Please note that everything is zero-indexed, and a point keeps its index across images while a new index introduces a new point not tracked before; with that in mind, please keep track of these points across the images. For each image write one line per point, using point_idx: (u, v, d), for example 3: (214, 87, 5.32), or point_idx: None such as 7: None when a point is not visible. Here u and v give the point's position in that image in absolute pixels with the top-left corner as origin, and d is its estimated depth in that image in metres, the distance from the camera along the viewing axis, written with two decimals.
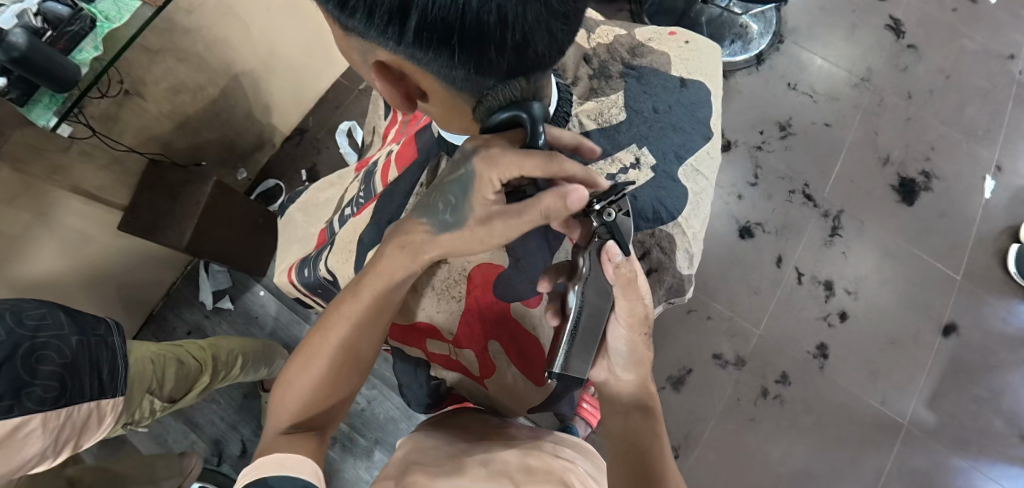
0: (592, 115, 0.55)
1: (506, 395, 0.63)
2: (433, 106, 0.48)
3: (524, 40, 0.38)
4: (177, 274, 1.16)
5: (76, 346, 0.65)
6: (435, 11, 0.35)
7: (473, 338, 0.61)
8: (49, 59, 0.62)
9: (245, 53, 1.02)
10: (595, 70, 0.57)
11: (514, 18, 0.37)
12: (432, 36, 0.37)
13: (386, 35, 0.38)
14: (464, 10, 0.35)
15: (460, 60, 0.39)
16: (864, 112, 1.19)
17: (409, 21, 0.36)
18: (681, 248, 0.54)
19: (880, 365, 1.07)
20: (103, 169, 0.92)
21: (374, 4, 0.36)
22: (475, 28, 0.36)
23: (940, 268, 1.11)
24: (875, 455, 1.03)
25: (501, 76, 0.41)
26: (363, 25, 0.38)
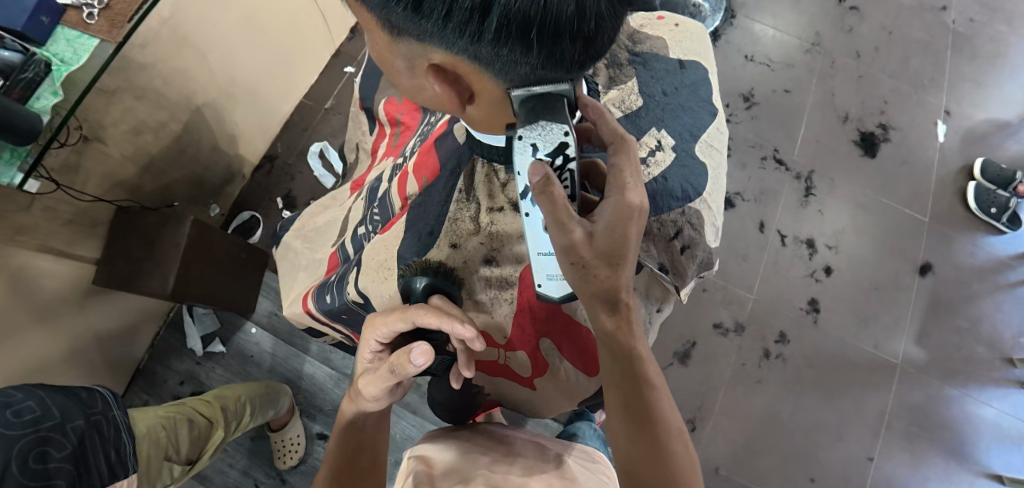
0: (616, 103, 0.56)
1: (557, 393, 0.62)
2: (477, 110, 0.48)
3: (594, 30, 0.39)
4: (160, 324, 1.10)
5: (77, 431, 0.63)
6: (517, 6, 0.36)
7: (526, 340, 0.58)
8: (8, 110, 0.59)
9: (205, 83, 0.98)
10: (607, 59, 0.57)
11: (591, 8, 0.37)
12: (511, 32, 0.37)
13: (461, 35, 0.37)
14: (545, 4, 0.36)
15: (534, 55, 0.39)
16: (819, 75, 1.25)
17: (490, 18, 0.36)
18: (708, 222, 0.55)
19: (868, 311, 1.13)
20: (69, 223, 0.86)
21: (454, 2, 0.35)
22: (554, 21, 0.37)
23: (908, 213, 1.17)
24: (875, 397, 1.09)
25: (566, 67, 0.41)
26: (437, 27, 0.37)
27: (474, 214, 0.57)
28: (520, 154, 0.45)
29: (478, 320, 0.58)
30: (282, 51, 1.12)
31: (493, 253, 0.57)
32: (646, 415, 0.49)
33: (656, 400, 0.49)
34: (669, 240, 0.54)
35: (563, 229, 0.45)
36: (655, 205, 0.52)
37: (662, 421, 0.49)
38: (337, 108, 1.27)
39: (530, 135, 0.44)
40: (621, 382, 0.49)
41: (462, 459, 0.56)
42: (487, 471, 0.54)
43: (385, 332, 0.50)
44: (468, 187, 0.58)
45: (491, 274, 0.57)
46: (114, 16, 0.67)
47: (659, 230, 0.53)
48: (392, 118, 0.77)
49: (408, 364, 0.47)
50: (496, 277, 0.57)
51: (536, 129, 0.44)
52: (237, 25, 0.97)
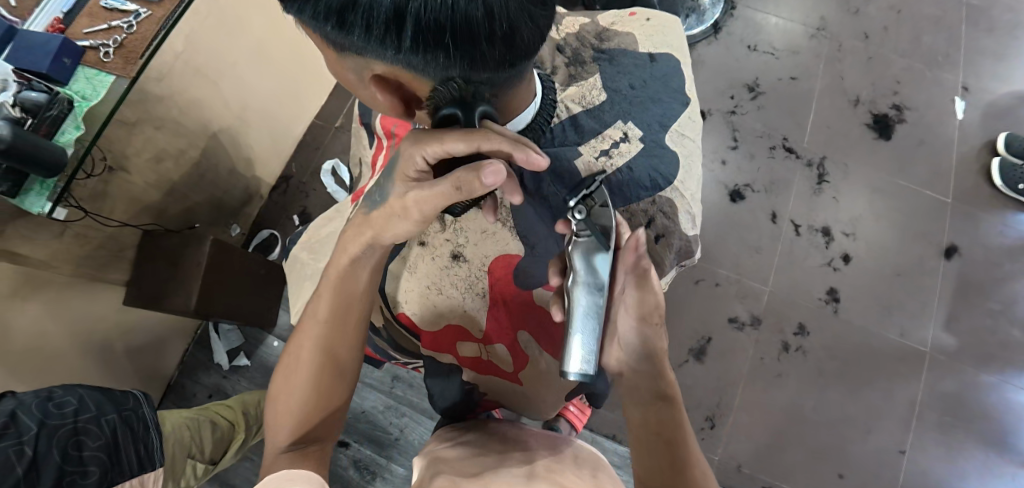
0: (576, 100, 0.57)
1: (545, 390, 0.63)
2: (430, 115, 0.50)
3: (510, 30, 0.40)
4: (188, 341, 1.16)
5: (111, 423, 0.69)
6: (427, 14, 0.37)
7: (504, 333, 0.61)
8: (36, 145, 0.64)
9: (220, 110, 1.03)
10: (569, 57, 0.59)
11: (501, 9, 0.39)
12: (427, 38, 0.39)
13: (384, 45, 0.39)
14: (453, 9, 0.37)
15: (455, 57, 0.40)
16: (826, 59, 1.22)
17: (405, 28, 0.38)
18: (682, 209, 0.56)
19: (892, 298, 1.09)
20: (99, 247, 0.93)
21: (371, 17, 0.38)
22: (466, 24, 0.38)
23: (929, 194, 1.14)
24: (905, 386, 1.05)
25: (493, 66, 0.42)
26: (361, 40, 0.39)
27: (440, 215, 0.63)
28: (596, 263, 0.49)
29: (452, 314, 0.61)
30: (292, 75, 1.17)
31: (460, 249, 0.61)
32: (677, 462, 0.49)
33: (689, 452, 0.50)
34: (642, 229, 0.55)
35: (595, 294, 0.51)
36: (624, 197, 0.55)
37: (694, 470, 0.49)
38: (347, 126, 1.33)
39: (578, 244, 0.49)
40: (653, 423, 0.51)
41: (471, 454, 0.54)
42: (502, 467, 0.51)
43: (436, 150, 0.44)
44: None
45: (458, 270, 0.61)
46: (128, 54, 0.72)
47: (630, 220, 0.55)
48: (387, 129, 0.80)
49: (478, 184, 0.43)
50: (465, 273, 0.61)
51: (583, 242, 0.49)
52: (247, 55, 1.03)
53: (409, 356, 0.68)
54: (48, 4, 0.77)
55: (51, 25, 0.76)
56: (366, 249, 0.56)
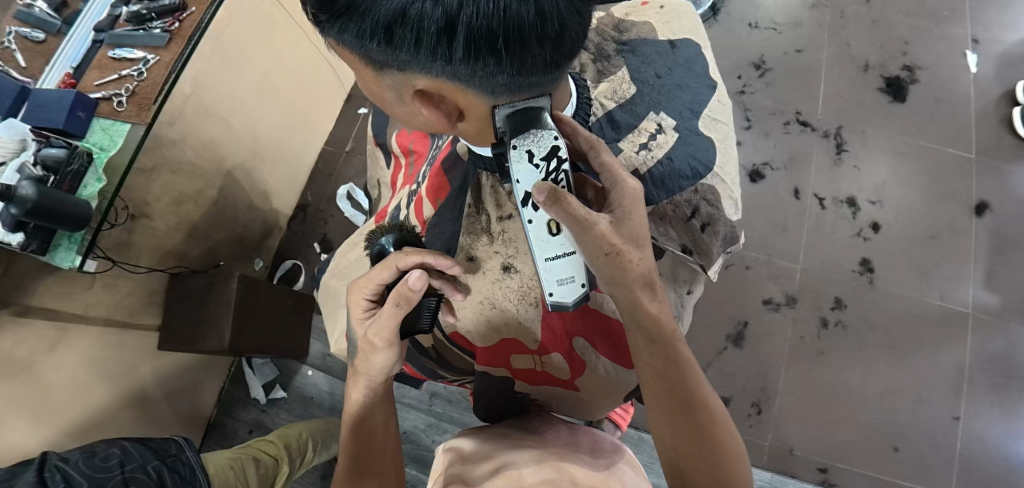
0: (608, 95, 0.56)
1: (600, 393, 0.62)
2: (469, 126, 0.50)
3: (560, 29, 0.40)
4: (224, 378, 1.16)
5: (157, 470, 0.70)
6: (479, 22, 0.38)
7: (559, 341, 0.59)
8: (60, 201, 0.65)
9: (233, 147, 1.03)
10: (595, 53, 0.58)
11: (551, 9, 0.39)
12: (479, 46, 0.39)
13: (433, 57, 0.40)
14: (505, 14, 0.38)
15: (507, 64, 0.40)
16: (830, 28, 1.21)
17: (457, 37, 0.38)
18: (724, 196, 0.55)
19: (927, 261, 1.07)
20: (130, 295, 0.93)
21: (420, 30, 0.38)
22: (517, 27, 0.38)
23: (952, 152, 1.12)
24: (952, 350, 1.02)
25: (542, 69, 0.42)
26: (410, 54, 0.40)
27: (486, 225, 0.60)
28: (518, 164, 0.46)
29: (507, 329, 0.60)
30: (300, 102, 1.18)
31: (510, 260, 0.58)
32: (689, 401, 0.54)
33: (694, 387, 0.54)
34: (687, 220, 0.54)
35: (587, 226, 0.47)
36: (666, 188, 0.53)
37: (702, 404, 0.54)
38: (358, 149, 1.32)
39: (523, 144, 0.46)
40: (664, 371, 0.53)
41: (487, 447, 0.57)
42: (513, 453, 0.55)
43: (371, 287, 0.55)
44: (476, 200, 0.61)
45: (511, 282, 0.58)
46: (141, 100, 0.73)
47: (675, 212, 0.53)
48: (405, 147, 0.79)
49: (410, 293, 0.51)
50: (516, 284, 0.58)
51: (527, 137, 0.46)
52: (254, 89, 1.03)
53: (459, 373, 0.69)
54: (57, 60, 0.77)
55: (62, 80, 0.76)
56: (367, 393, 0.59)
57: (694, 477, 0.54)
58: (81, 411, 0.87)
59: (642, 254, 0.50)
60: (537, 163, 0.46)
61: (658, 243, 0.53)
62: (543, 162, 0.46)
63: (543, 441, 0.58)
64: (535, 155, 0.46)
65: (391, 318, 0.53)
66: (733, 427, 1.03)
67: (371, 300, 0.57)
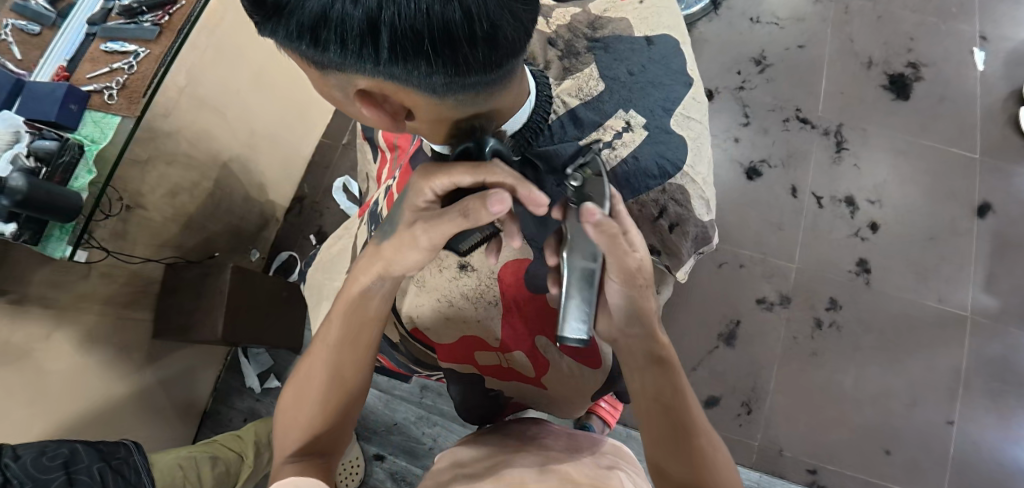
0: (572, 93, 0.56)
1: (568, 391, 0.62)
2: (421, 124, 0.49)
3: (492, 29, 0.40)
4: (220, 367, 1.19)
5: (101, 472, 0.74)
6: (401, 21, 0.38)
7: (520, 340, 0.60)
8: (50, 193, 0.66)
9: (228, 140, 1.05)
10: (562, 51, 0.58)
11: (477, 8, 0.38)
12: (404, 46, 0.38)
13: (361, 59, 0.40)
14: (428, 13, 0.37)
15: (437, 64, 0.40)
16: (833, 24, 1.18)
17: (381, 38, 0.38)
18: (694, 195, 0.54)
19: (925, 263, 1.05)
20: (125, 284, 0.95)
21: (344, 31, 0.38)
22: (443, 27, 0.38)
23: (955, 152, 1.09)
24: (948, 354, 1.00)
25: (479, 70, 0.42)
26: (339, 56, 0.40)
27: None
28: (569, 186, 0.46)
29: (466, 327, 0.61)
30: (296, 94, 1.18)
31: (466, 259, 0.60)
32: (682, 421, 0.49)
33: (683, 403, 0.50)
34: (654, 220, 0.54)
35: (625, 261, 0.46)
36: (632, 188, 0.53)
37: (702, 432, 0.49)
38: (354, 142, 1.33)
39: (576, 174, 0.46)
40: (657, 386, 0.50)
41: (491, 455, 0.56)
42: (516, 459, 0.53)
43: (446, 181, 0.46)
44: None
45: (468, 279, 0.60)
46: (131, 94, 0.74)
47: (641, 212, 0.53)
48: (389, 141, 0.79)
49: (482, 214, 0.43)
50: (472, 282, 0.60)
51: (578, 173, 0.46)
52: (248, 82, 1.04)
53: (431, 369, 0.70)
54: (52, 52, 0.79)
55: (56, 73, 0.77)
56: (379, 280, 0.55)
57: None
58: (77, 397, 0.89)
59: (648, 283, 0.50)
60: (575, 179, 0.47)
61: None
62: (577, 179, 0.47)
63: (540, 446, 0.58)
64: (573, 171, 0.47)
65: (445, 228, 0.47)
66: (722, 426, 1.02)
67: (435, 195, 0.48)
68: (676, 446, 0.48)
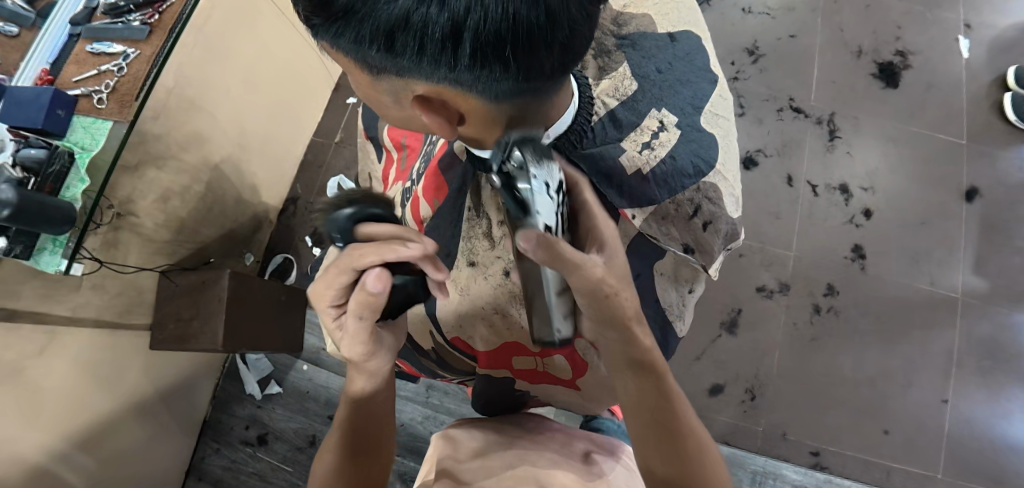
0: (610, 93, 0.55)
1: (603, 390, 0.64)
2: (467, 130, 0.49)
3: (569, 34, 0.40)
4: (218, 374, 1.16)
5: None
6: (487, 28, 0.37)
7: (561, 344, 0.59)
8: (43, 204, 0.63)
9: (219, 140, 1.01)
10: (594, 49, 0.56)
11: (560, 13, 0.38)
12: (487, 52, 0.38)
13: (435, 64, 0.39)
14: (514, 20, 0.37)
15: (513, 70, 0.40)
16: (823, 14, 1.20)
17: (463, 43, 0.38)
18: (726, 193, 0.54)
19: (918, 247, 1.08)
20: (119, 295, 0.92)
21: (423, 36, 0.37)
22: (527, 31, 0.38)
23: (943, 138, 1.12)
24: (940, 335, 1.04)
25: (547, 73, 0.42)
26: (411, 61, 0.39)
27: (487, 230, 0.60)
28: (535, 196, 0.41)
29: (508, 333, 0.60)
30: (286, 93, 1.15)
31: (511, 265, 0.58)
32: (673, 430, 0.53)
33: (678, 409, 0.53)
34: (690, 218, 0.54)
35: (585, 272, 0.45)
36: (669, 187, 0.52)
37: (693, 444, 0.53)
38: (347, 140, 1.30)
39: (540, 176, 0.40)
40: (647, 403, 0.53)
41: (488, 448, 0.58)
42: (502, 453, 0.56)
43: (333, 291, 0.48)
44: (476, 204, 0.61)
45: (512, 285, 0.59)
46: (122, 97, 0.71)
47: (677, 210, 0.53)
48: (396, 141, 0.78)
49: (371, 296, 0.46)
50: (517, 288, 0.58)
51: (545, 169, 0.41)
52: (237, 80, 1.00)
53: (460, 372, 0.70)
54: (34, 54, 0.74)
55: (39, 76, 0.73)
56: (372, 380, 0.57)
57: None
58: (78, 415, 0.86)
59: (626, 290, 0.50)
60: (552, 196, 0.43)
61: (660, 242, 0.54)
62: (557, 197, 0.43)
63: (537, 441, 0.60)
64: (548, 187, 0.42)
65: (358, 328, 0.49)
66: (727, 413, 1.04)
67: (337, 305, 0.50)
68: (673, 445, 0.53)
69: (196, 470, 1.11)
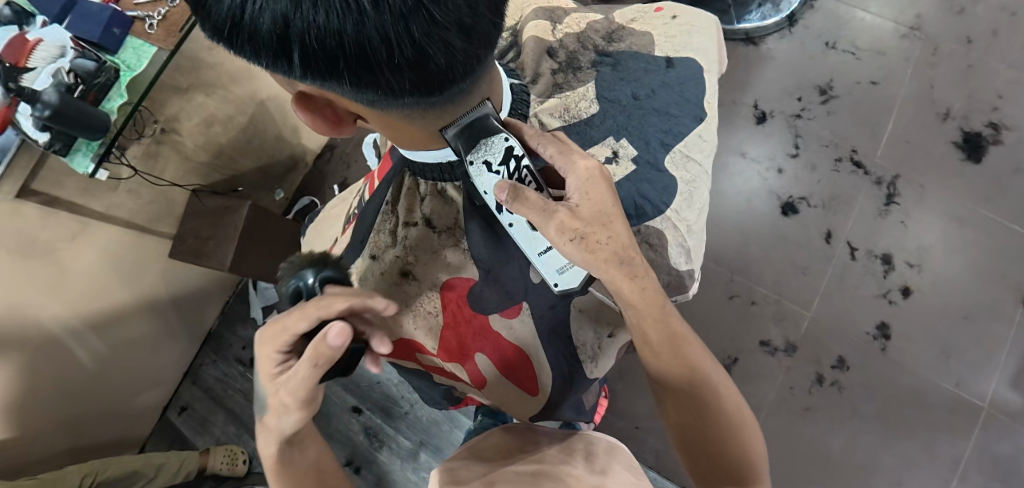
0: (557, 112, 0.59)
1: (504, 404, 0.64)
2: (371, 124, 0.50)
3: (416, 55, 0.39)
4: (230, 293, 1.25)
5: None
6: (313, 42, 0.37)
7: (454, 355, 0.60)
8: (80, 110, 0.68)
9: (269, 79, 1.07)
10: (561, 64, 0.61)
11: (397, 35, 0.37)
12: (319, 62, 0.38)
13: (282, 67, 0.40)
14: (341, 36, 0.36)
15: (358, 82, 0.40)
16: (915, 64, 1.08)
17: (296, 53, 0.38)
18: (672, 242, 0.57)
19: (952, 342, 0.97)
20: (151, 204, 1.00)
21: (260, 42, 0.38)
22: (358, 49, 0.37)
23: (1019, 230, 0.99)
24: (950, 443, 0.94)
25: (404, 89, 0.41)
26: (262, 62, 0.41)
27: (393, 227, 0.61)
28: (479, 175, 0.48)
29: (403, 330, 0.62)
30: None
31: (410, 267, 0.60)
32: (689, 376, 0.54)
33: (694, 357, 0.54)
34: None
35: (547, 214, 0.46)
36: None
37: (710, 390, 0.54)
38: None
39: (479, 156, 0.48)
40: (659, 354, 0.54)
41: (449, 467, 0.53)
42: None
43: (287, 337, 0.47)
44: (395, 200, 0.62)
45: (409, 287, 0.60)
46: (170, 26, 0.75)
47: None
48: None
49: (327, 348, 0.45)
50: (415, 291, 0.60)
51: (481, 147, 0.47)
52: None
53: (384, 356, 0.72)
54: None
55: None
56: (280, 446, 0.55)
57: (700, 442, 0.56)
58: (95, 301, 0.96)
59: (610, 232, 0.47)
60: (496, 170, 0.48)
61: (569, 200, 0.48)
62: (501, 167, 0.47)
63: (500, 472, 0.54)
64: (493, 162, 0.48)
65: (307, 378, 0.47)
66: None
67: (284, 353, 0.49)
68: (690, 390, 0.54)
69: (192, 375, 1.23)
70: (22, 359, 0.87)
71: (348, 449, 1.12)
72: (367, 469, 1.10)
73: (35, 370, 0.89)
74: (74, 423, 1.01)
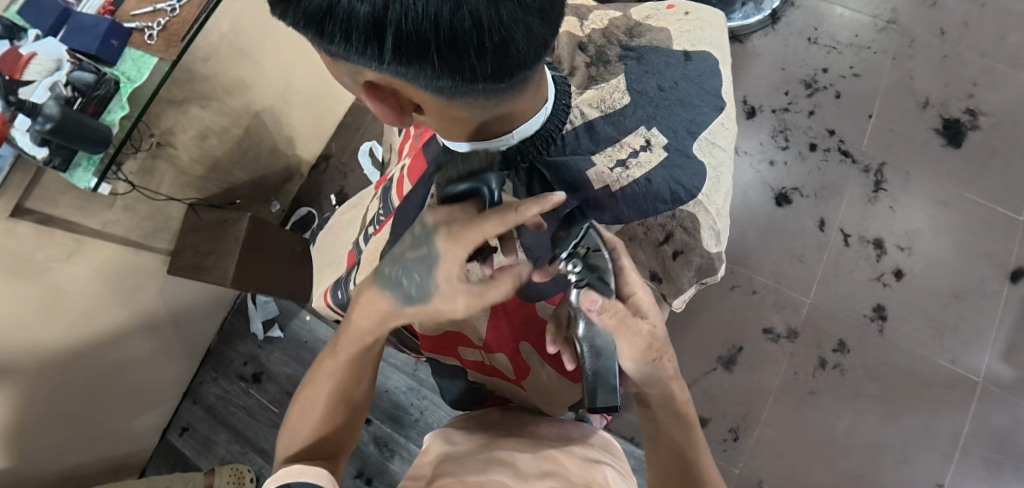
0: (594, 103, 0.60)
1: (543, 394, 0.66)
2: (428, 118, 0.52)
3: (502, 41, 0.41)
4: (228, 310, 1.23)
5: None
6: (408, 26, 0.39)
7: (505, 343, 0.66)
8: (81, 125, 0.65)
9: (264, 89, 1.06)
10: (593, 57, 0.63)
11: (490, 20, 0.39)
12: (408, 46, 0.40)
13: (367, 55, 0.41)
14: (437, 20, 0.38)
15: (441, 68, 0.41)
16: (893, 56, 1.13)
17: (388, 39, 0.40)
18: (705, 225, 0.59)
19: (945, 321, 1.01)
20: (148, 220, 0.98)
21: (352, 28, 0.40)
22: (450, 34, 0.39)
23: (1000, 211, 1.04)
24: (949, 417, 0.97)
25: (484, 77, 0.43)
26: (347, 51, 0.42)
27: None
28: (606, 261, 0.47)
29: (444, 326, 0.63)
30: None
31: None
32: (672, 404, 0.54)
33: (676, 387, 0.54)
34: (659, 245, 0.59)
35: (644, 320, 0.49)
36: (640, 210, 0.58)
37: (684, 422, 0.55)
38: None
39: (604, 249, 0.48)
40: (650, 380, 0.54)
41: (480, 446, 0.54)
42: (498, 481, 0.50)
43: None
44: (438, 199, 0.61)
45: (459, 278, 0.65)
46: (171, 35, 0.71)
47: (646, 235, 0.59)
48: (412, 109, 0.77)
49: None
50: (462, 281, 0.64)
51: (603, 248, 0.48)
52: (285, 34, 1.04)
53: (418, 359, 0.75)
54: None
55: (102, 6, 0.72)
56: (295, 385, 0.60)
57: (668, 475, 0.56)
58: (91, 323, 0.92)
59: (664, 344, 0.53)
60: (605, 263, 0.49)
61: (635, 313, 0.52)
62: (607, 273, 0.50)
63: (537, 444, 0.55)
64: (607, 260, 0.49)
65: None
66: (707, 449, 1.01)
67: None
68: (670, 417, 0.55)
69: (192, 395, 1.20)
70: (17, 386, 0.83)
71: (358, 461, 1.10)
72: (378, 480, 1.08)
73: (32, 397, 0.86)
74: (71, 451, 0.97)
